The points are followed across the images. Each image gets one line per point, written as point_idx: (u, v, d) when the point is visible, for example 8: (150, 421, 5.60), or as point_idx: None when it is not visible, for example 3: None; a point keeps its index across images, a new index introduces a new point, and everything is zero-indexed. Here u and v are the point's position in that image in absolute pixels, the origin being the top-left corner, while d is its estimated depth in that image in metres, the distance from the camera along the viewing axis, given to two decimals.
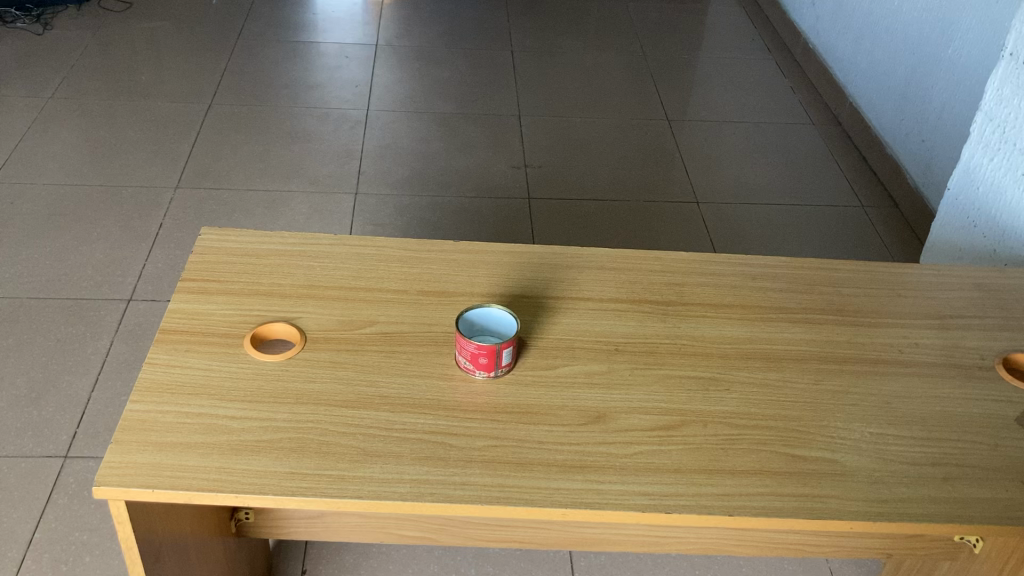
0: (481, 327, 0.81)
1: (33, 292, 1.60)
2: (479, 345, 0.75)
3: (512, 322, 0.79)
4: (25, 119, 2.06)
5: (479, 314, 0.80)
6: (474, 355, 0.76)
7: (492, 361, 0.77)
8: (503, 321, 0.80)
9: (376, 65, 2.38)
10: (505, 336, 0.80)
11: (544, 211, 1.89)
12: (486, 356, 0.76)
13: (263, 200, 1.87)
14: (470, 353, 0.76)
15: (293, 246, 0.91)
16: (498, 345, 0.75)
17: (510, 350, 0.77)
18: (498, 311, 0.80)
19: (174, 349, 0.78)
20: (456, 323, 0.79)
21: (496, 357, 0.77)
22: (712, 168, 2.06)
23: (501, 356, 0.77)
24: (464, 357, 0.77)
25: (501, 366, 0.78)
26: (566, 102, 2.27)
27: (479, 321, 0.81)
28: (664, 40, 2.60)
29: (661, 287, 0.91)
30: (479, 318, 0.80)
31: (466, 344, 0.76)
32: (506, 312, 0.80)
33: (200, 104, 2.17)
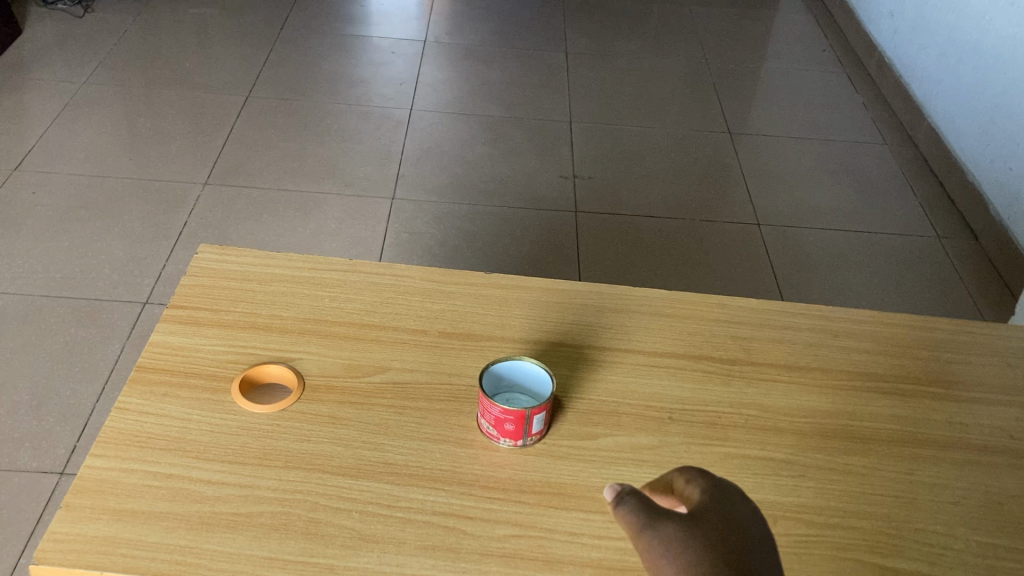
0: (509, 382, 0.68)
1: (45, 290, 1.52)
2: (505, 410, 0.63)
3: (547, 384, 0.67)
4: (57, 104, 1.99)
5: (508, 368, 0.68)
6: (498, 422, 0.64)
7: (521, 430, 0.64)
8: (537, 379, 0.68)
9: (424, 62, 2.27)
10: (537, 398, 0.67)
11: (593, 227, 1.76)
12: (512, 424, 0.64)
13: (294, 201, 1.76)
14: (493, 418, 0.64)
15: (301, 271, 0.80)
16: (528, 411, 0.63)
17: (543, 416, 0.65)
18: (530, 365, 0.68)
19: (149, 392, 0.67)
20: (480, 378, 0.67)
21: (525, 424, 0.64)
22: (776, 188, 1.91)
23: (531, 424, 0.64)
24: (486, 420, 0.65)
25: (531, 435, 0.65)
26: (622, 110, 2.13)
27: (507, 376, 0.68)
28: (727, 47, 2.45)
29: (725, 341, 0.77)
30: (508, 374, 0.68)
31: (491, 406, 0.63)
32: (541, 371, 0.67)
33: (237, 97, 2.07)
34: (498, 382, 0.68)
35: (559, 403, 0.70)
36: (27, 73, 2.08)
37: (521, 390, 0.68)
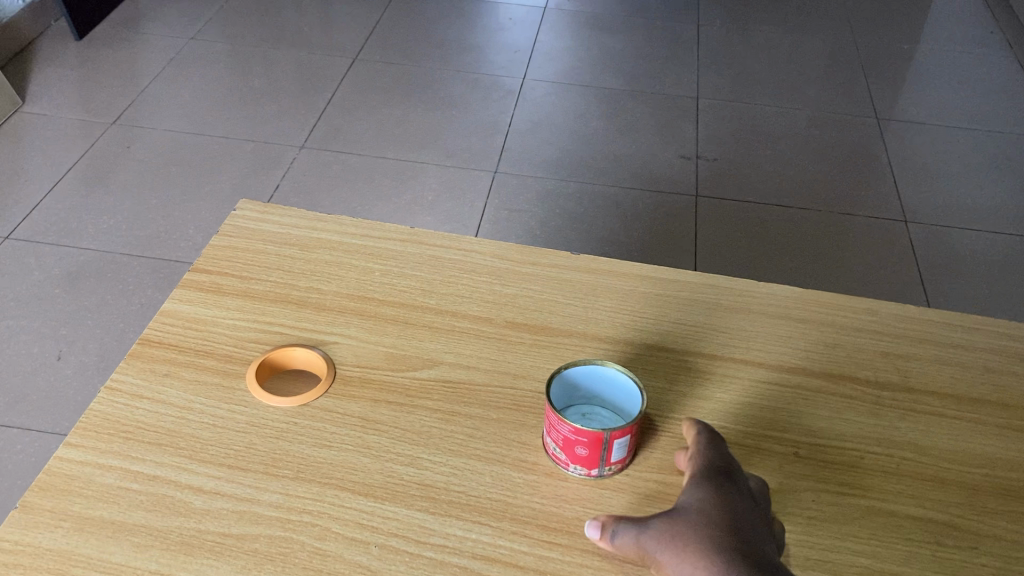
0: (585, 390, 0.54)
1: (127, 247, 1.46)
2: (577, 431, 0.48)
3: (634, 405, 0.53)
4: (162, 58, 1.94)
5: (588, 375, 0.53)
6: (566, 442, 0.50)
7: (596, 456, 0.49)
8: (623, 393, 0.53)
9: (544, 29, 2.12)
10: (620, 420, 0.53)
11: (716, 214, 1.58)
12: (584, 447, 0.49)
13: (391, 170, 1.65)
14: (560, 436, 0.50)
15: (351, 238, 0.67)
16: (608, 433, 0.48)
17: (627, 443, 0.50)
18: (617, 374, 0.53)
19: (149, 371, 0.55)
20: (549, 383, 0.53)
21: (603, 449, 0.49)
22: (928, 182, 1.68)
23: (611, 448, 0.49)
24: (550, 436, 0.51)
25: (610, 463, 0.50)
26: (755, 88, 1.93)
27: (585, 383, 0.54)
28: (879, 24, 2.21)
29: (874, 357, 0.61)
30: (584, 381, 0.54)
31: (560, 424, 0.49)
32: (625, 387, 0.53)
33: (345, 58, 1.97)
34: (571, 390, 0.54)
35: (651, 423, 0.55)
36: (138, 27, 2.04)
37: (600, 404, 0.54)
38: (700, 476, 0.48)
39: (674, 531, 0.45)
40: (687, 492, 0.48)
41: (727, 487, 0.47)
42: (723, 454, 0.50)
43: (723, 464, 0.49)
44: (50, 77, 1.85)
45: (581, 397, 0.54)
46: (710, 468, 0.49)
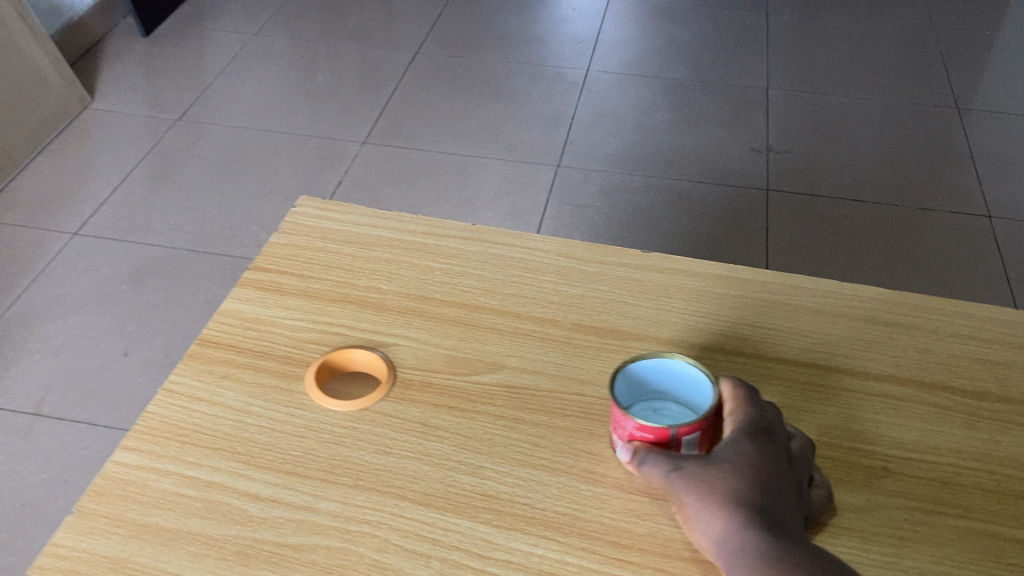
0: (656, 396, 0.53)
1: (192, 244, 1.47)
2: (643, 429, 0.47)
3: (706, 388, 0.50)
4: (227, 54, 1.95)
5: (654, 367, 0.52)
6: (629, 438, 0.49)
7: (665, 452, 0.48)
8: (692, 385, 0.52)
9: (608, 19, 2.08)
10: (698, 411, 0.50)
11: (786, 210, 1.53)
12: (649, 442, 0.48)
13: (453, 165, 1.63)
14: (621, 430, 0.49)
15: (412, 236, 0.65)
16: (673, 431, 0.46)
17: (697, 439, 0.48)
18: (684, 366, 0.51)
19: (207, 373, 0.54)
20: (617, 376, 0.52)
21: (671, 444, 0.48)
22: (1014, 174, 1.61)
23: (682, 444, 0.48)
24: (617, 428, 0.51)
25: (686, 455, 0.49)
26: (828, 77, 1.87)
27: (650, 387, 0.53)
28: (959, 9, 2.12)
29: (970, 365, 0.57)
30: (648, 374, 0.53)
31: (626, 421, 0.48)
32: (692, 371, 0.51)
33: (407, 52, 1.96)
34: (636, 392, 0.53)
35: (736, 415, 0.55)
36: (204, 24, 2.06)
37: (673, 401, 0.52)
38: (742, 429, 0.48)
39: (704, 475, 0.46)
40: (725, 443, 0.48)
41: (767, 447, 0.47)
42: (765, 410, 0.50)
43: (766, 421, 0.49)
44: (118, 75, 1.87)
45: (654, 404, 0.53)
46: (752, 424, 0.49)
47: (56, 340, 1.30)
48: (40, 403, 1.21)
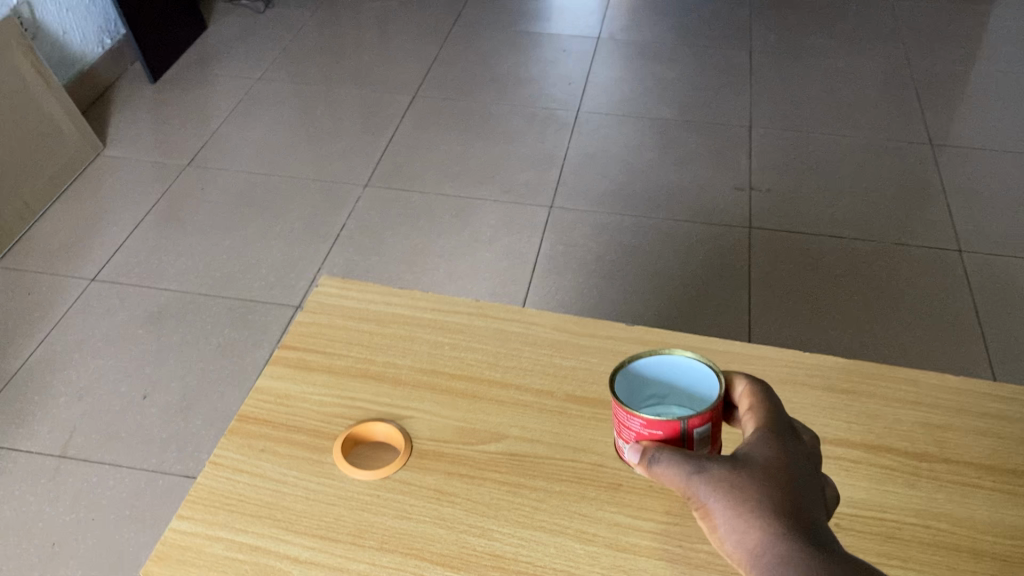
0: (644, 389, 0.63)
1: (205, 288, 1.54)
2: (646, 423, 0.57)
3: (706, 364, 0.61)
4: (232, 99, 2.03)
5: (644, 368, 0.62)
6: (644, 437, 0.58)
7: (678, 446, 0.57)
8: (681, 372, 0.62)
9: (598, 60, 2.16)
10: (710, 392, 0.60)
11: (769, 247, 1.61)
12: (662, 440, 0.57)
13: (451, 207, 1.71)
14: (636, 433, 0.58)
15: (422, 312, 0.73)
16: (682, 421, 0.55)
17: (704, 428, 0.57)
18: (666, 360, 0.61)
19: (247, 446, 0.62)
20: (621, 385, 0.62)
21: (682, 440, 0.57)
22: (985, 210, 1.69)
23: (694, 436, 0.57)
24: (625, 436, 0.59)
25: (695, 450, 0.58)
26: (809, 116, 1.96)
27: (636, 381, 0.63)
28: (934, 47, 2.21)
29: (911, 430, 0.68)
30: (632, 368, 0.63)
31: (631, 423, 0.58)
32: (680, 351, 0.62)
33: (404, 95, 2.05)
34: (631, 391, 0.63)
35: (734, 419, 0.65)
36: (208, 69, 2.14)
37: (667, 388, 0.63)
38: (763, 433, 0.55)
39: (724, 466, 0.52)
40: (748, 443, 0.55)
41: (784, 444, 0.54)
42: (782, 417, 0.57)
43: (784, 425, 0.56)
44: (127, 121, 1.95)
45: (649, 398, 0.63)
46: (771, 428, 0.56)
47: (79, 385, 1.37)
48: (65, 446, 1.28)
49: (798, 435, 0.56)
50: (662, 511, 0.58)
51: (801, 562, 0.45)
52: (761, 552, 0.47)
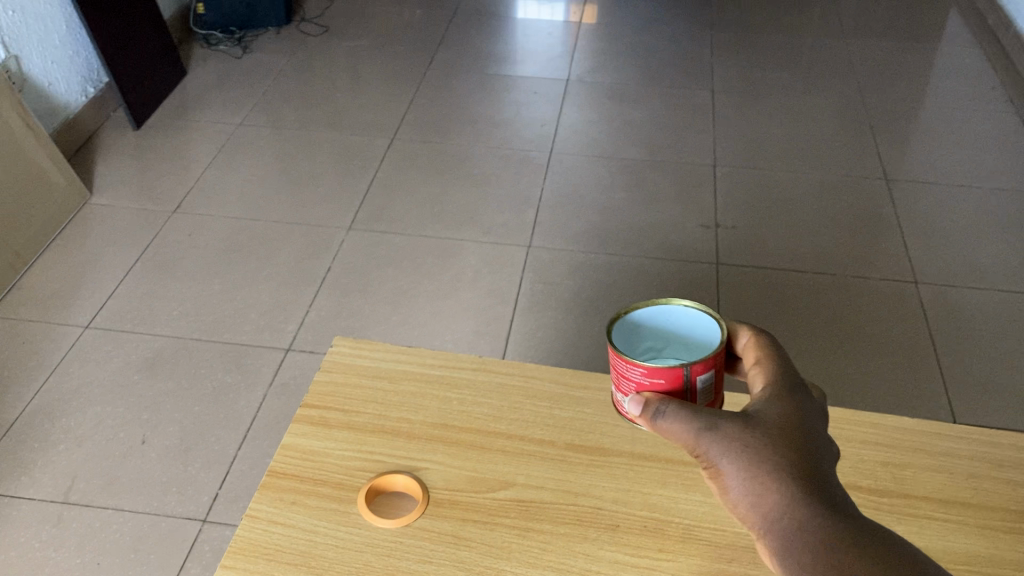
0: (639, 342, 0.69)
1: (197, 333, 1.59)
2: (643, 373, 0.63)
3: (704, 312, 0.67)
4: (215, 145, 2.09)
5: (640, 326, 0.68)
6: (644, 388, 0.64)
7: (677, 394, 0.63)
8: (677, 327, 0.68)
9: (568, 102, 2.25)
10: (709, 341, 0.67)
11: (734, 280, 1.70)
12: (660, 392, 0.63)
13: (433, 248, 1.78)
14: (636, 384, 0.64)
15: (431, 369, 0.80)
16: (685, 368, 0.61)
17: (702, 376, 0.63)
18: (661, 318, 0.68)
19: (280, 500, 0.68)
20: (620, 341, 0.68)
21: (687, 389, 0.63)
22: (938, 243, 1.79)
23: (694, 385, 0.63)
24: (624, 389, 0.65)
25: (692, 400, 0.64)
26: (770, 153, 2.06)
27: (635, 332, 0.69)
28: (886, 85, 2.33)
29: (874, 469, 0.76)
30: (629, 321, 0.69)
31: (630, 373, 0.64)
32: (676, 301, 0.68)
33: (383, 138, 2.12)
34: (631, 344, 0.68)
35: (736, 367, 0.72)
36: (189, 115, 2.20)
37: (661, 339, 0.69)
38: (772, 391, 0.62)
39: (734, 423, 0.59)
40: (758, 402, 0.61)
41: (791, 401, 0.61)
42: (789, 375, 0.63)
43: (791, 383, 0.63)
44: (111, 169, 2.00)
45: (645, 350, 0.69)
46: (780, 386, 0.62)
47: (79, 431, 1.41)
48: (68, 492, 1.32)
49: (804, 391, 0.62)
50: (656, 549, 0.66)
51: (814, 526, 0.53)
52: (774, 510, 0.55)
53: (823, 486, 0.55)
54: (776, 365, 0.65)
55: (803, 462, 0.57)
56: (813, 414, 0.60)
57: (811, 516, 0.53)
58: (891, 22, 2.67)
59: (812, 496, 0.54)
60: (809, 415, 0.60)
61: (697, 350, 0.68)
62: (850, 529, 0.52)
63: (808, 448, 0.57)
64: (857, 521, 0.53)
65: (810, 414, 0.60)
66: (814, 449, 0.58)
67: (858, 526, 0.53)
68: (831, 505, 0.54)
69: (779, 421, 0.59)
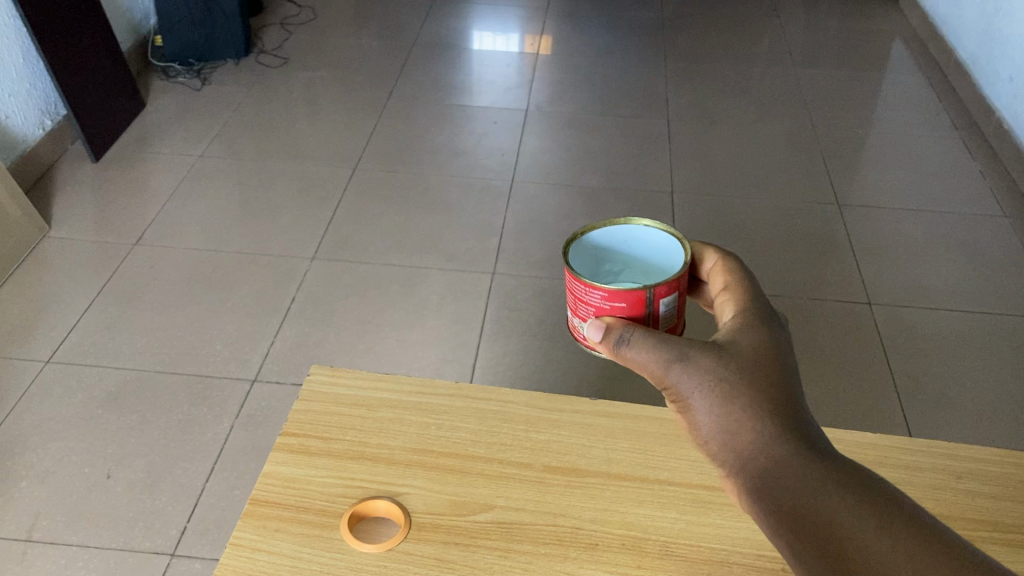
0: (600, 264, 0.70)
1: (161, 365, 1.58)
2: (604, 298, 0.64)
3: (665, 233, 0.68)
4: (175, 177, 2.09)
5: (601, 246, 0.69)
6: (604, 312, 0.64)
7: (638, 318, 0.64)
8: (640, 248, 0.69)
9: (526, 131, 2.29)
10: (668, 264, 0.68)
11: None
12: (621, 316, 0.64)
13: (397, 276, 1.79)
14: (596, 308, 0.65)
15: (408, 395, 0.82)
16: (650, 292, 0.62)
17: (668, 300, 0.64)
18: (623, 235, 0.69)
19: (263, 527, 0.69)
20: (580, 261, 0.69)
21: (650, 314, 0.64)
22: (889, 264, 1.84)
23: (655, 308, 0.64)
24: (583, 313, 0.66)
25: (654, 324, 0.65)
26: (725, 179, 2.11)
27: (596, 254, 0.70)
28: (834, 112, 2.40)
29: None
30: (588, 242, 0.69)
31: (590, 298, 0.64)
32: (637, 222, 0.69)
33: (345, 168, 2.13)
34: (590, 266, 0.69)
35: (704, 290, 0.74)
36: (149, 147, 2.19)
37: (621, 262, 0.70)
38: (746, 318, 0.63)
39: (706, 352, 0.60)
40: (732, 331, 0.63)
41: (763, 330, 0.62)
42: (762, 305, 0.65)
43: (765, 312, 0.64)
44: (70, 201, 1.98)
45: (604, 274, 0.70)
46: (753, 316, 0.63)
47: (42, 467, 1.40)
48: (31, 529, 1.30)
49: (777, 321, 0.64)
50: (635, 565, 0.68)
51: (783, 457, 0.55)
52: (744, 440, 0.57)
53: (795, 416, 0.57)
54: (747, 294, 0.66)
55: (771, 387, 0.58)
56: (782, 339, 0.62)
57: (780, 447, 0.56)
58: (838, 52, 2.75)
59: (780, 424, 0.56)
60: (778, 340, 0.62)
61: (655, 275, 0.69)
62: (813, 456, 0.55)
63: (775, 373, 0.59)
64: (821, 447, 0.56)
65: (782, 341, 0.62)
66: (786, 377, 0.59)
67: (825, 455, 0.55)
68: (797, 432, 0.56)
69: (749, 351, 0.60)
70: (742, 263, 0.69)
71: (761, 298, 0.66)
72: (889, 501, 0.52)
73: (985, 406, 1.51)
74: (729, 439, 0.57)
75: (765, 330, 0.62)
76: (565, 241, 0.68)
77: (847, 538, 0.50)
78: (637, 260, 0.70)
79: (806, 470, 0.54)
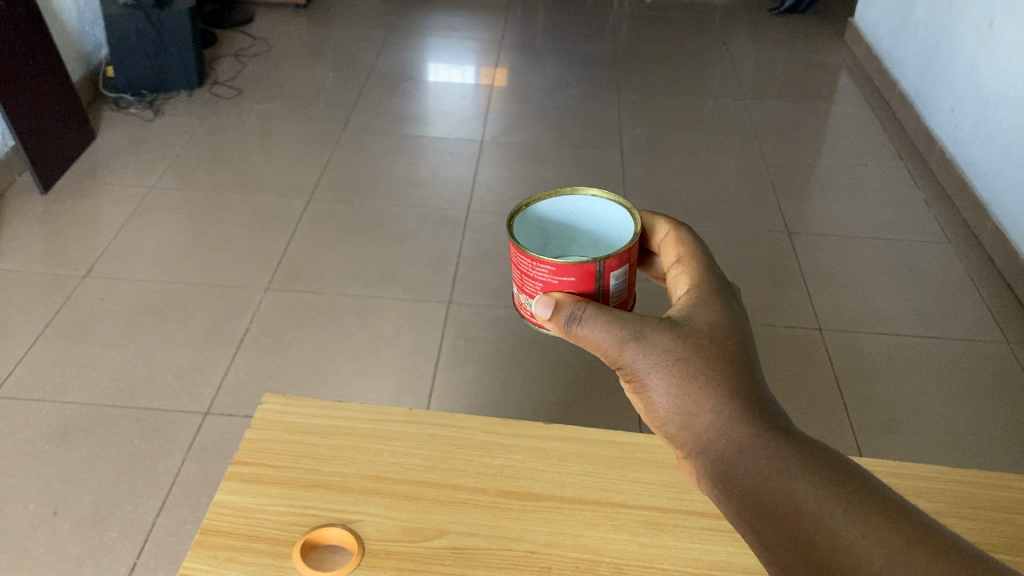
0: (547, 239, 0.71)
1: (111, 400, 1.55)
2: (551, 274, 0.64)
3: (613, 204, 0.69)
4: (125, 209, 2.06)
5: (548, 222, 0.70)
6: (552, 287, 0.65)
7: (588, 292, 0.64)
8: (586, 220, 0.70)
9: (481, 162, 2.30)
10: (615, 237, 0.70)
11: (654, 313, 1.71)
12: (570, 290, 0.65)
13: (352, 307, 1.79)
14: (544, 284, 0.65)
15: (361, 421, 0.82)
16: (600, 265, 0.63)
17: (617, 273, 0.65)
18: (570, 209, 0.70)
19: (214, 557, 0.69)
20: (527, 237, 0.69)
21: (600, 287, 0.65)
22: (838, 291, 1.88)
23: (605, 283, 0.65)
24: (530, 289, 0.67)
25: (604, 298, 0.65)
26: (678, 209, 2.14)
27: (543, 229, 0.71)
28: (783, 143, 2.45)
29: None
30: (534, 213, 0.69)
31: (536, 275, 0.65)
32: (583, 193, 0.69)
33: (299, 200, 2.12)
34: (537, 239, 0.70)
35: (653, 258, 0.77)
36: (100, 179, 2.17)
37: (569, 234, 0.71)
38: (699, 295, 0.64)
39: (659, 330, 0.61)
40: (685, 307, 0.64)
41: (716, 306, 0.63)
42: (716, 281, 0.66)
43: (717, 288, 0.65)
44: (17, 234, 1.95)
45: (552, 246, 0.72)
46: (706, 292, 0.65)
47: None
48: None
49: (730, 296, 0.65)
50: None
51: (739, 430, 0.56)
52: (699, 418, 0.58)
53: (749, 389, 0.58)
54: (701, 269, 0.67)
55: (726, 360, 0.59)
56: (737, 314, 0.63)
57: (735, 420, 0.56)
58: (786, 85, 2.81)
59: (735, 399, 0.57)
60: (733, 316, 0.63)
61: (602, 248, 0.71)
62: (768, 429, 0.55)
63: (732, 348, 0.60)
64: (777, 421, 0.56)
65: (736, 316, 0.63)
66: (740, 350, 0.60)
67: (780, 427, 0.56)
68: (754, 405, 0.57)
69: (703, 326, 0.61)
70: (694, 235, 0.71)
71: (713, 273, 0.68)
72: (843, 465, 0.52)
73: (933, 429, 1.54)
74: (684, 418, 0.59)
75: (717, 306, 0.63)
76: (511, 215, 0.68)
77: (802, 506, 0.50)
78: (582, 230, 0.71)
79: (761, 442, 0.54)
